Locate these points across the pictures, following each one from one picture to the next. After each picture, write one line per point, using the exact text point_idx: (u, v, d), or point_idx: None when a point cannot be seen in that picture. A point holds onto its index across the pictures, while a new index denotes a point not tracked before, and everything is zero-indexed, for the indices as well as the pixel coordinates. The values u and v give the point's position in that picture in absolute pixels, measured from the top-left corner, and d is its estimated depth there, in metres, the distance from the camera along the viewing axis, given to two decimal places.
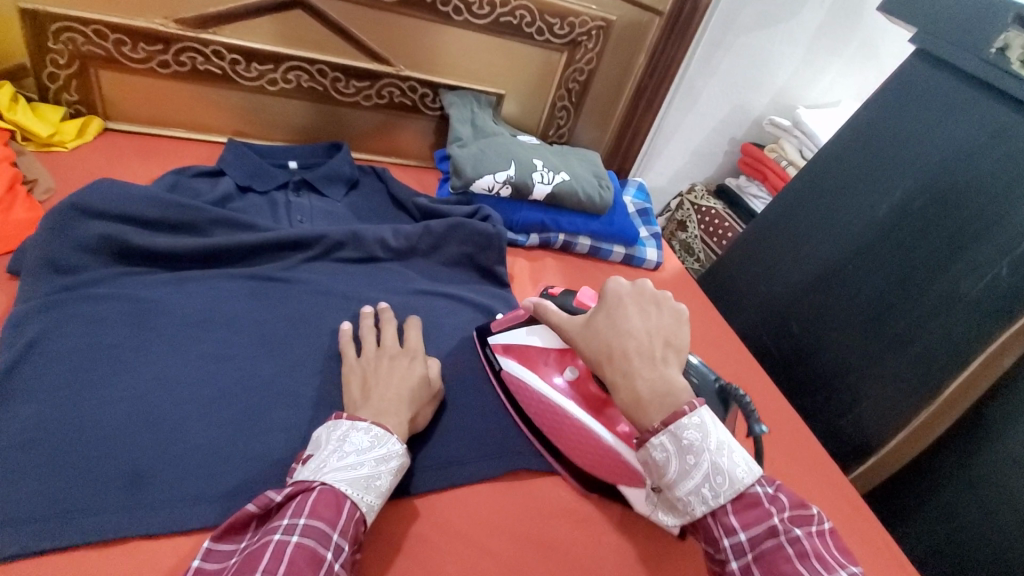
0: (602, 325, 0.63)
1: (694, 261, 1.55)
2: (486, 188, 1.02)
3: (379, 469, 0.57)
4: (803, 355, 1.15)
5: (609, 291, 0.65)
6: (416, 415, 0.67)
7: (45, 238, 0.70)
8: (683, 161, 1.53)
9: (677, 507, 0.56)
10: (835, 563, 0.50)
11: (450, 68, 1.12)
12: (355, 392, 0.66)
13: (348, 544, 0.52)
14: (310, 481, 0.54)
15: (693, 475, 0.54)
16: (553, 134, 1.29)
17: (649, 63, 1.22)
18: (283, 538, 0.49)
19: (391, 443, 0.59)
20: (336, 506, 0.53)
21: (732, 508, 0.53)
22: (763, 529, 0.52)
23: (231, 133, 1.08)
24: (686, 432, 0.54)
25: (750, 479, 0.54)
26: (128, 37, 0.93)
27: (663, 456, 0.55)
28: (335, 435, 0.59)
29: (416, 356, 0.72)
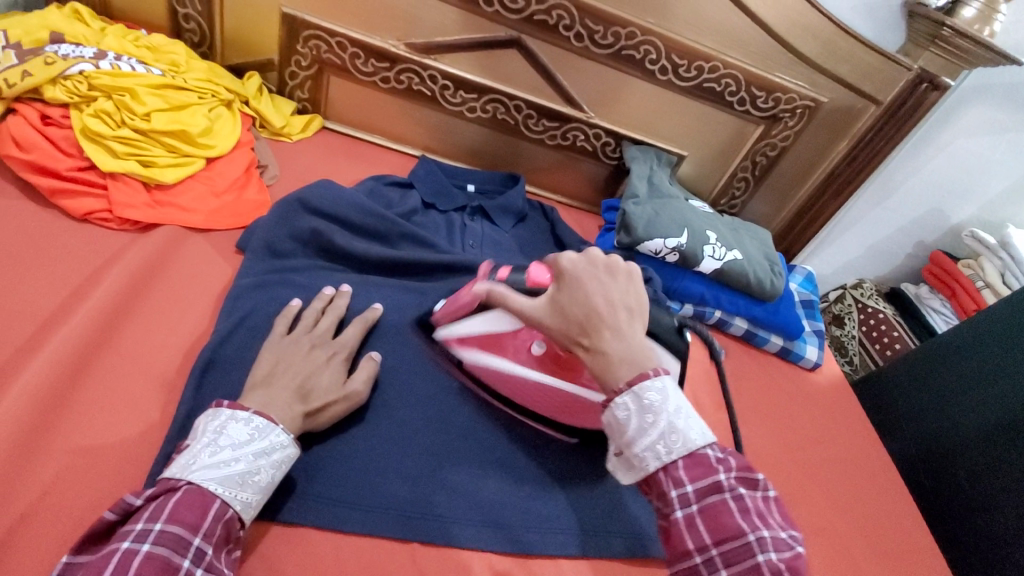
0: (567, 302, 0.56)
1: (845, 362, 1.41)
2: (653, 251, 1.00)
3: (258, 464, 0.54)
4: (976, 509, 0.98)
5: (564, 266, 0.57)
6: (318, 413, 0.62)
7: (271, 225, 0.80)
8: (855, 255, 1.41)
9: (630, 465, 0.52)
10: (776, 525, 0.48)
11: (639, 122, 1.12)
12: (261, 372, 0.62)
13: (211, 546, 0.49)
14: (175, 482, 0.51)
15: (649, 433, 0.50)
16: (724, 203, 1.25)
17: (851, 151, 1.14)
18: (131, 546, 0.46)
19: (275, 436, 0.55)
20: (202, 508, 0.50)
21: (683, 464, 0.50)
22: (710, 485, 0.49)
23: (422, 149, 1.15)
24: (648, 393, 0.51)
25: (703, 442, 0.50)
26: (363, 52, 1.03)
27: (624, 414, 0.52)
28: (210, 426, 0.55)
29: (341, 352, 0.69)
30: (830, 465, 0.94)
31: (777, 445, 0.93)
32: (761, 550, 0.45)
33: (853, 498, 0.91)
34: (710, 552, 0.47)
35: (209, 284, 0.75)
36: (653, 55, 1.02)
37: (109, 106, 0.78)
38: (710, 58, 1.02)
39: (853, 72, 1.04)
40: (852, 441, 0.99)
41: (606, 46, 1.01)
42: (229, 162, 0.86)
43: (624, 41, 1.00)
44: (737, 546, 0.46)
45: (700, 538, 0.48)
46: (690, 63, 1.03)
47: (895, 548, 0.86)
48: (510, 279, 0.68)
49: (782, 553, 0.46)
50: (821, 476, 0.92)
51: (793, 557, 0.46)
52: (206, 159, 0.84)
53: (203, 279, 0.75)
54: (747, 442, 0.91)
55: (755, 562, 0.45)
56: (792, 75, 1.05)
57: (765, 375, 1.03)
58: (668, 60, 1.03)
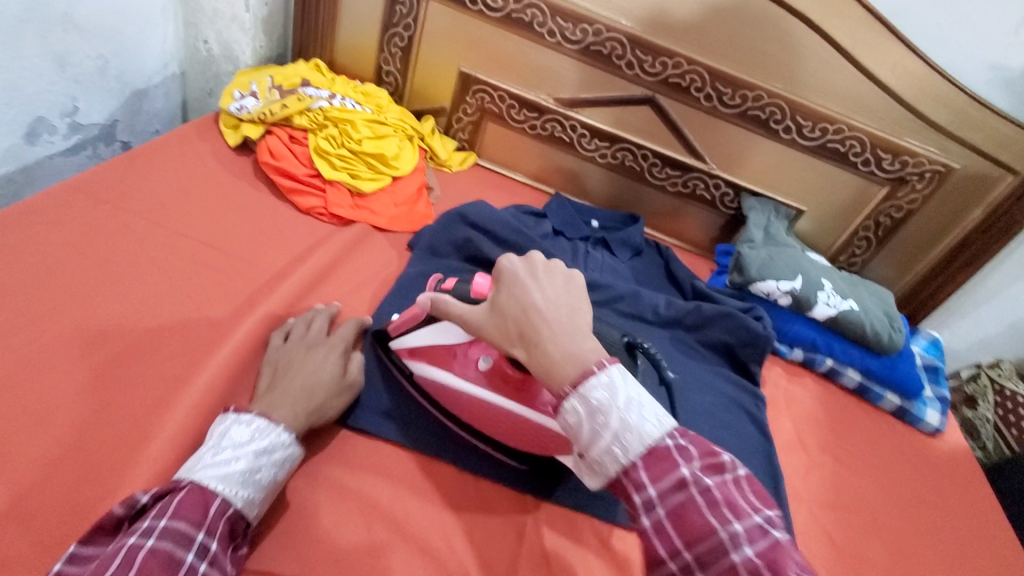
0: (505, 303, 0.57)
1: (977, 447, 1.29)
2: (765, 292, 1.06)
3: (260, 462, 0.60)
4: None
5: (502, 269, 0.59)
6: (324, 404, 0.69)
7: (436, 231, 1.00)
8: (993, 330, 1.32)
9: (593, 472, 0.50)
10: (748, 509, 0.46)
11: (759, 175, 1.20)
12: (264, 384, 0.70)
13: (214, 542, 0.55)
14: (172, 487, 0.57)
15: (602, 435, 0.48)
16: (843, 261, 1.27)
17: (986, 219, 1.12)
18: (137, 542, 0.52)
19: (277, 435, 0.63)
20: (204, 505, 0.56)
21: (643, 463, 0.48)
22: (672, 482, 0.47)
23: (554, 186, 1.32)
24: (594, 393, 0.49)
25: (660, 433, 0.48)
26: (518, 104, 1.23)
27: (575, 419, 0.50)
28: (217, 430, 0.63)
29: (337, 345, 0.76)
30: (947, 531, 0.90)
31: (887, 498, 0.91)
32: (731, 543, 0.44)
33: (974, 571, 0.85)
34: (679, 553, 0.45)
35: (386, 269, 0.95)
36: (778, 116, 1.11)
37: (335, 131, 1.04)
38: (835, 121, 1.09)
39: (987, 141, 1.06)
40: (977, 514, 0.94)
41: (732, 106, 1.13)
42: (408, 181, 1.07)
43: (750, 102, 1.11)
44: (709, 543, 0.44)
45: (668, 540, 0.46)
46: (814, 124, 1.10)
47: None
48: (456, 289, 0.75)
49: (756, 542, 0.44)
50: (934, 539, 0.88)
51: (767, 546, 0.44)
52: (393, 177, 1.06)
53: (381, 265, 0.95)
54: (853, 487, 0.90)
55: (728, 558, 0.43)
56: (921, 139, 1.08)
57: (875, 428, 1.01)
58: (792, 120, 1.11)
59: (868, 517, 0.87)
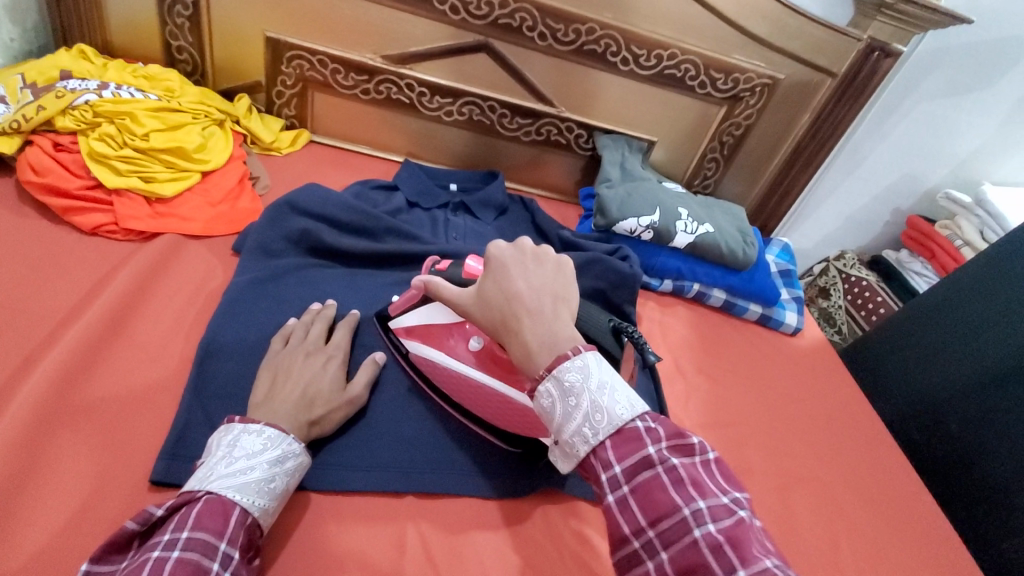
0: (491, 292, 0.54)
1: (833, 332, 1.43)
2: (628, 230, 1.05)
3: (274, 472, 0.57)
4: (964, 459, 0.99)
5: (491, 255, 0.56)
6: (322, 420, 0.65)
7: (262, 227, 0.86)
8: (834, 226, 1.43)
9: (564, 453, 0.48)
10: (715, 487, 0.44)
11: (607, 112, 1.18)
12: (262, 390, 0.65)
13: (237, 550, 0.51)
14: (193, 496, 0.53)
15: (573, 416, 0.47)
16: (698, 183, 1.30)
17: (813, 124, 1.19)
18: (163, 554, 0.48)
19: (288, 445, 0.59)
20: (224, 514, 0.52)
21: (610, 445, 0.46)
22: (639, 462, 0.44)
23: (404, 153, 1.22)
24: (568, 374, 0.48)
25: (631, 414, 0.46)
26: (343, 67, 1.10)
27: (549, 401, 0.48)
28: (225, 439, 0.58)
29: (336, 355, 0.72)
30: (817, 422, 0.97)
31: (761, 404, 0.96)
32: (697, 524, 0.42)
33: (840, 451, 0.93)
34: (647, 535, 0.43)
35: (211, 282, 0.81)
36: (614, 48, 1.08)
37: (113, 129, 0.86)
38: (667, 46, 1.08)
39: (804, 48, 1.10)
40: (838, 399, 1.02)
41: (568, 42, 1.08)
42: (223, 174, 0.93)
43: (584, 36, 1.07)
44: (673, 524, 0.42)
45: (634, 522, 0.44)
46: (649, 52, 1.09)
47: (882, 495, 0.89)
48: (449, 269, 0.73)
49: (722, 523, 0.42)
50: (807, 432, 0.94)
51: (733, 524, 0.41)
52: (202, 173, 0.92)
53: (203, 278, 0.82)
54: (730, 402, 0.94)
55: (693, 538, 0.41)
56: (747, 55, 1.11)
57: (745, 341, 1.06)
58: (628, 51, 1.09)
59: (747, 426, 0.92)
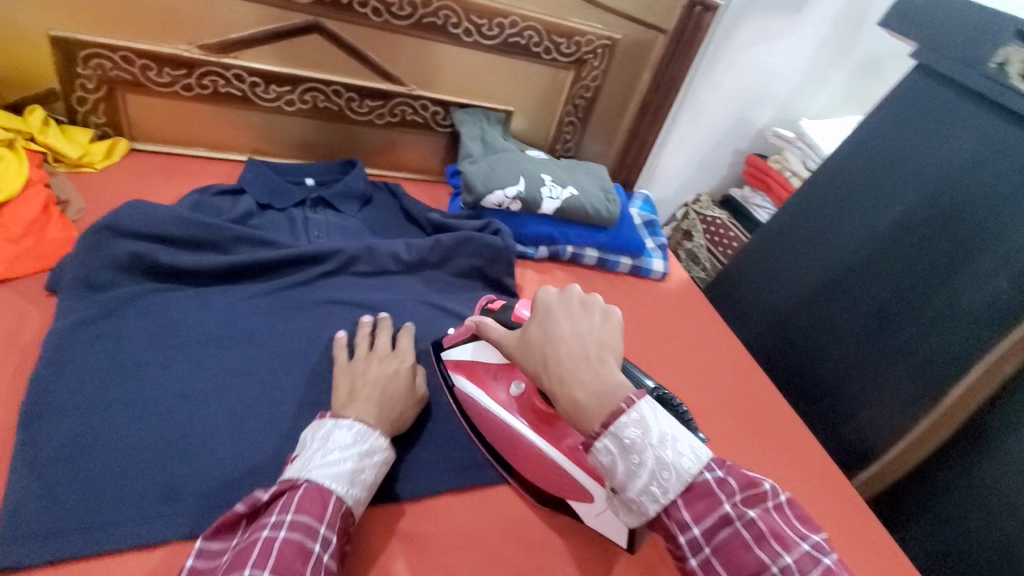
0: (536, 337, 0.56)
1: (701, 271, 1.54)
2: (496, 203, 1.05)
3: (363, 464, 0.59)
4: (807, 364, 1.13)
5: (539, 299, 0.58)
6: (400, 419, 0.68)
7: (80, 257, 0.75)
8: (688, 172, 1.54)
9: (630, 508, 0.50)
10: (796, 536, 0.46)
11: (459, 85, 1.16)
12: (342, 395, 0.66)
13: (333, 535, 0.53)
14: (299, 482, 0.55)
15: (639, 474, 0.49)
16: (560, 148, 1.33)
17: (654, 79, 1.26)
18: (270, 535, 0.50)
19: (375, 439, 0.61)
20: (323, 501, 0.54)
21: (683, 502, 0.49)
22: (717, 519, 0.47)
23: (248, 151, 1.12)
24: (626, 431, 0.49)
25: (696, 467, 0.49)
26: (153, 62, 0.97)
27: (609, 458, 0.50)
28: (318, 434, 0.60)
29: (403, 360, 0.74)
30: (690, 355, 1.06)
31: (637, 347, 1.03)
32: None
33: (711, 377, 1.03)
34: None
35: (25, 332, 0.70)
36: (454, 19, 1.06)
37: None
38: (507, 15, 1.08)
39: (636, 7, 1.15)
40: (705, 331, 1.13)
41: (405, 17, 1.03)
42: (20, 204, 0.80)
43: (421, 9, 1.03)
44: None
45: None
46: (490, 21, 1.08)
47: (749, 408, 1.00)
48: (500, 310, 0.77)
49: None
50: (682, 367, 1.03)
51: (822, 573, 0.44)
52: None
53: (13, 330, 0.70)
54: None
55: None
56: (585, 18, 1.13)
57: (621, 292, 1.12)
58: (469, 22, 1.07)
59: None
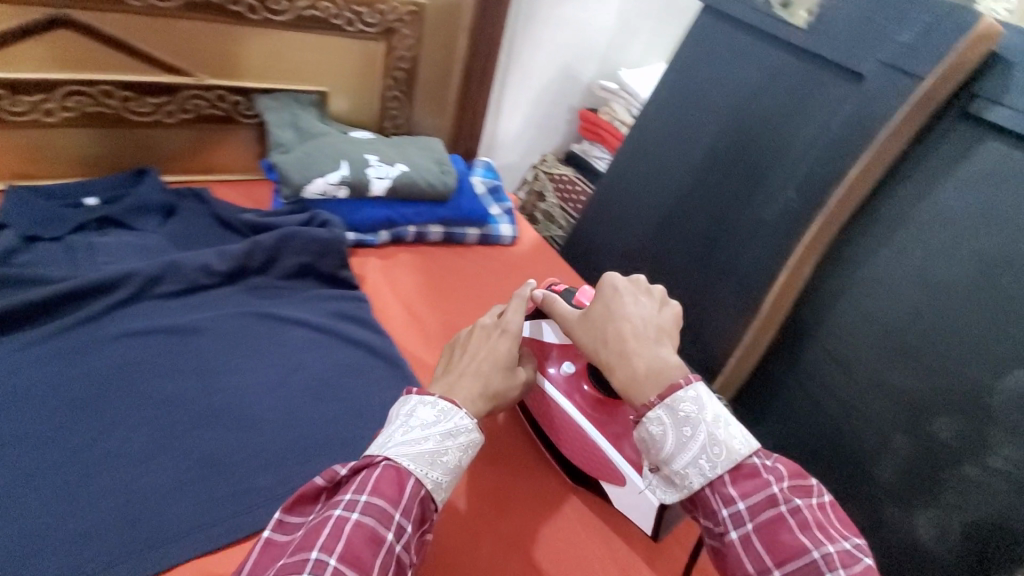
0: (601, 318, 0.64)
1: (558, 230, 1.53)
2: (320, 192, 0.99)
3: (445, 445, 0.57)
4: (654, 298, 1.16)
5: (605, 284, 0.65)
6: (500, 391, 0.66)
7: None
8: (528, 135, 1.55)
9: (674, 479, 0.55)
10: (837, 535, 0.51)
11: (257, 70, 1.05)
12: (440, 366, 0.67)
13: (411, 523, 0.52)
14: (374, 462, 0.55)
15: (691, 447, 0.54)
16: (389, 126, 1.26)
17: (471, 43, 1.23)
18: (343, 514, 0.50)
19: (459, 418, 0.59)
20: (400, 484, 0.53)
21: (730, 480, 0.53)
22: (764, 498, 0.52)
23: (8, 177, 0.94)
24: (682, 404, 0.55)
25: (747, 450, 0.54)
26: None
27: (660, 428, 0.55)
28: (403, 410, 0.59)
29: (495, 327, 0.70)
30: None
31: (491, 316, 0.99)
32: (828, 567, 0.48)
33: None
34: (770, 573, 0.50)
35: None
36: None
37: None
38: None
39: None
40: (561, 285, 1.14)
41: None
42: None
43: None
44: (802, 564, 0.49)
45: (758, 560, 0.51)
46: None
47: None
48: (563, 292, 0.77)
49: (849, 567, 0.48)
50: None
51: (861, 569, 0.48)
52: None
53: None
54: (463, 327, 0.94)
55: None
56: None
57: (472, 263, 1.10)
58: None
59: None
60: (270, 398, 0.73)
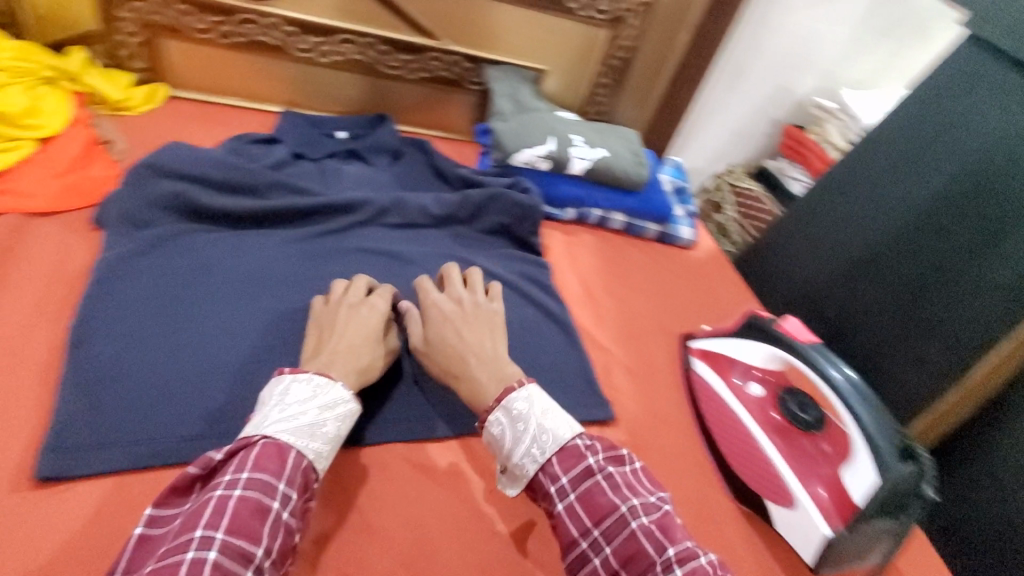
0: (432, 334, 0.69)
1: (729, 243, 1.53)
2: (525, 162, 1.05)
3: (324, 417, 0.56)
4: (842, 333, 1.13)
5: (422, 299, 0.74)
6: (368, 367, 0.65)
7: (126, 196, 0.78)
8: (721, 142, 1.51)
9: (514, 474, 0.59)
10: (644, 493, 0.56)
11: (492, 41, 1.14)
12: (311, 345, 0.65)
13: (296, 492, 0.51)
14: (241, 446, 0.53)
15: (522, 439, 0.58)
16: (592, 111, 1.30)
17: (692, 41, 1.22)
18: (226, 493, 0.48)
19: (336, 390, 0.59)
20: (281, 458, 0.52)
21: (557, 459, 0.57)
22: (582, 471, 0.56)
23: (283, 103, 1.13)
24: (515, 404, 0.60)
25: (571, 435, 0.59)
26: (195, 8, 0.98)
27: (498, 429, 0.60)
28: (275, 391, 0.57)
29: (376, 305, 0.71)
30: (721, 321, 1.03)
31: (664, 312, 0.99)
32: (632, 518, 0.53)
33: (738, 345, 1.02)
34: (592, 535, 0.54)
35: (73, 262, 0.73)
36: None
37: None
38: None
39: None
40: (736, 299, 1.09)
41: None
42: (66, 141, 0.83)
43: None
44: (611, 520, 0.53)
45: (581, 524, 0.54)
46: None
47: None
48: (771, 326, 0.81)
49: (652, 515, 0.54)
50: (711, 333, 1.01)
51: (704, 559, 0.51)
52: (41, 142, 0.82)
53: (62, 259, 0.73)
54: (634, 316, 0.96)
55: (630, 530, 0.53)
56: None
57: (649, 258, 1.11)
58: None
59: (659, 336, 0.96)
60: None
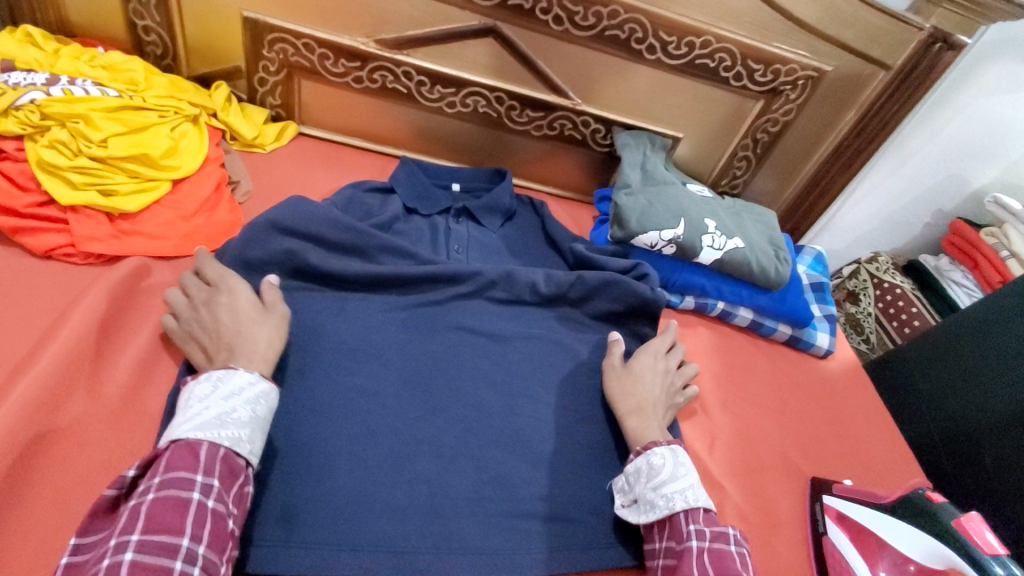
0: (637, 369, 0.78)
1: (861, 340, 1.34)
2: (649, 244, 0.95)
3: (231, 403, 0.55)
4: (1001, 498, 0.91)
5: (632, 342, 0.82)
6: (267, 346, 0.64)
7: (242, 249, 0.76)
8: (869, 227, 1.32)
9: (653, 504, 0.62)
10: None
11: (627, 105, 1.05)
12: (201, 356, 0.64)
13: (217, 480, 0.51)
14: (157, 449, 0.52)
15: (681, 479, 0.62)
16: (725, 184, 1.19)
17: (860, 121, 1.06)
18: (142, 499, 0.48)
19: (235, 376, 0.57)
20: (194, 452, 0.51)
21: (702, 515, 0.61)
22: (720, 532, 0.60)
23: (403, 147, 1.11)
24: (682, 451, 0.65)
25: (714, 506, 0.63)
26: (332, 52, 0.97)
27: (664, 460, 0.64)
28: (180, 400, 0.56)
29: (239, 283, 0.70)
30: (857, 460, 0.87)
31: (791, 441, 0.85)
32: None
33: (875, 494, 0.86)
34: None
35: None
36: (639, 34, 0.95)
37: (65, 134, 0.76)
38: (700, 33, 0.95)
39: (858, 36, 0.96)
40: (877, 433, 0.93)
41: (587, 27, 0.94)
42: (197, 181, 0.84)
43: (606, 20, 0.93)
44: None
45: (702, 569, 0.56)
46: (679, 39, 0.96)
47: None
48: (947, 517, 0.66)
49: None
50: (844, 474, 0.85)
51: None
52: (173, 181, 0.82)
53: None
54: (756, 442, 0.83)
55: None
56: (791, 44, 0.97)
57: (775, 366, 0.97)
58: (655, 38, 0.95)
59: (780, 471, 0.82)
60: (561, 443, 0.72)
